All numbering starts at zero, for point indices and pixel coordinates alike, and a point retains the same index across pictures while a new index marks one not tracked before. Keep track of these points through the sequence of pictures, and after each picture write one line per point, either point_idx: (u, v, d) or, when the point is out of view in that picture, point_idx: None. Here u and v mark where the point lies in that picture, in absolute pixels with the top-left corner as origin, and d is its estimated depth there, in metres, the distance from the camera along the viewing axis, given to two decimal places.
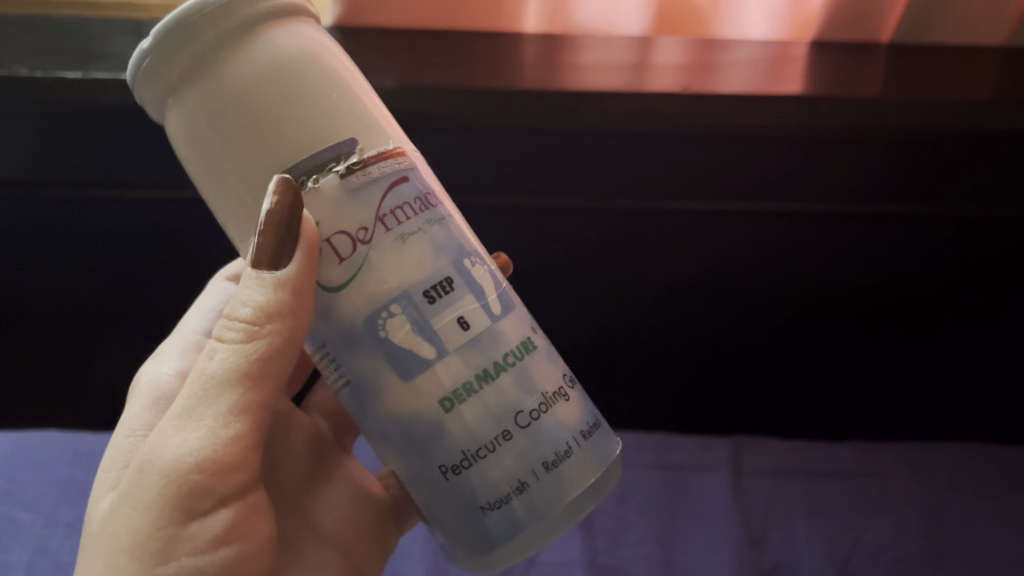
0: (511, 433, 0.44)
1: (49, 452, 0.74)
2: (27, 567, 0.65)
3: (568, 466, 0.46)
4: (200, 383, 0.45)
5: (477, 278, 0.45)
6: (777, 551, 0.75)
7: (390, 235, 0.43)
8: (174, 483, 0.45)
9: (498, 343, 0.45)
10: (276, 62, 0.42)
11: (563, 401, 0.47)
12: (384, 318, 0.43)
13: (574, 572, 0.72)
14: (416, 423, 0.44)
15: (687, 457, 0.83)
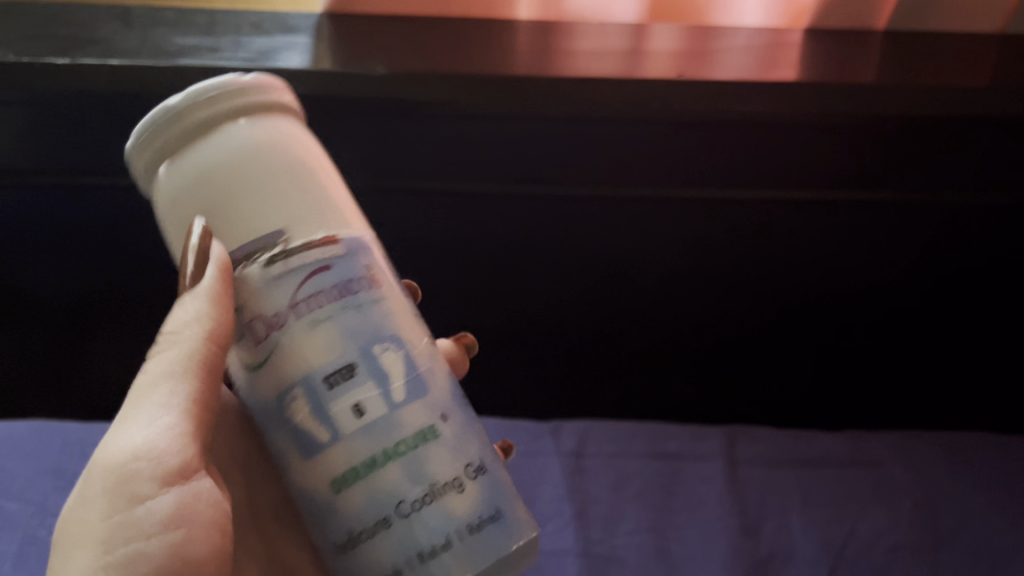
0: (392, 520, 0.42)
1: (38, 442, 0.73)
2: (15, 557, 0.65)
3: (445, 562, 0.41)
4: (148, 378, 0.47)
5: (388, 365, 0.42)
6: (772, 540, 0.75)
7: (298, 321, 0.42)
8: (115, 471, 0.43)
9: (393, 430, 0.42)
10: (233, 154, 0.41)
11: (456, 492, 0.42)
12: (290, 398, 0.42)
13: (568, 561, 0.72)
14: (315, 502, 0.43)
15: (682, 445, 0.82)
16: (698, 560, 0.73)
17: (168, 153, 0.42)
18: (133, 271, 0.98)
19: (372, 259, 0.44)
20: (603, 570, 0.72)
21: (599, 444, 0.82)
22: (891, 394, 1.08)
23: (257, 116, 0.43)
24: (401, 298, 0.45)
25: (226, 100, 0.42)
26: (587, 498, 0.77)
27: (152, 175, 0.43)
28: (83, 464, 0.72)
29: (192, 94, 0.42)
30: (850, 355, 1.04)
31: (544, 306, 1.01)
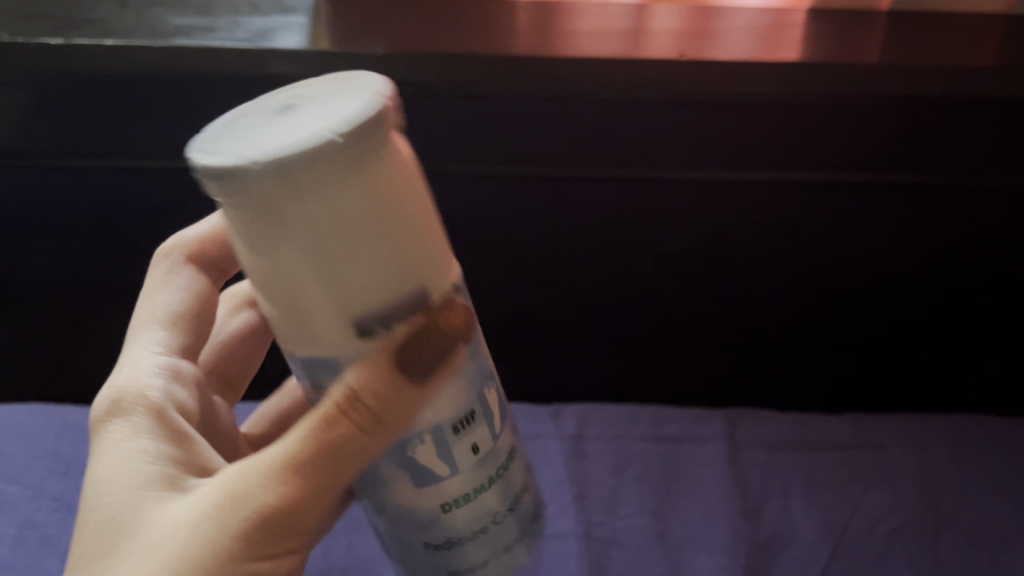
0: (486, 528, 0.44)
1: (37, 425, 0.73)
2: (12, 541, 0.64)
3: (515, 553, 0.45)
4: (300, 444, 0.41)
5: (492, 401, 0.43)
6: (773, 524, 0.74)
7: (442, 383, 0.39)
8: (252, 541, 0.41)
9: (495, 458, 0.43)
10: (384, 215, 0.33)
11: (525, 494, 0.46)
12: (414, 445, 0.40)
13: (568, 544, 0.72)
14: (412, 519, 0.42)
15: (683, 429, 0.82)
16: (701, 543, 0.73)
17: (283, 207, 0.31)
18: (130, 256, 0.98)
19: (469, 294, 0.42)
20: (603, 553, 0.71)
21: (600, 428, 0.82)
22: (891, 378, 1.07)
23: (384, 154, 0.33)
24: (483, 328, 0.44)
25: (368, 144, 0.32)
26: (588, 480, 0.77)
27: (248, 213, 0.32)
28: (81, 447, 0.72)
29: (329, 137, 0.30)
30: (849, 339, 1.04)
31: (544, 290, 1.01)
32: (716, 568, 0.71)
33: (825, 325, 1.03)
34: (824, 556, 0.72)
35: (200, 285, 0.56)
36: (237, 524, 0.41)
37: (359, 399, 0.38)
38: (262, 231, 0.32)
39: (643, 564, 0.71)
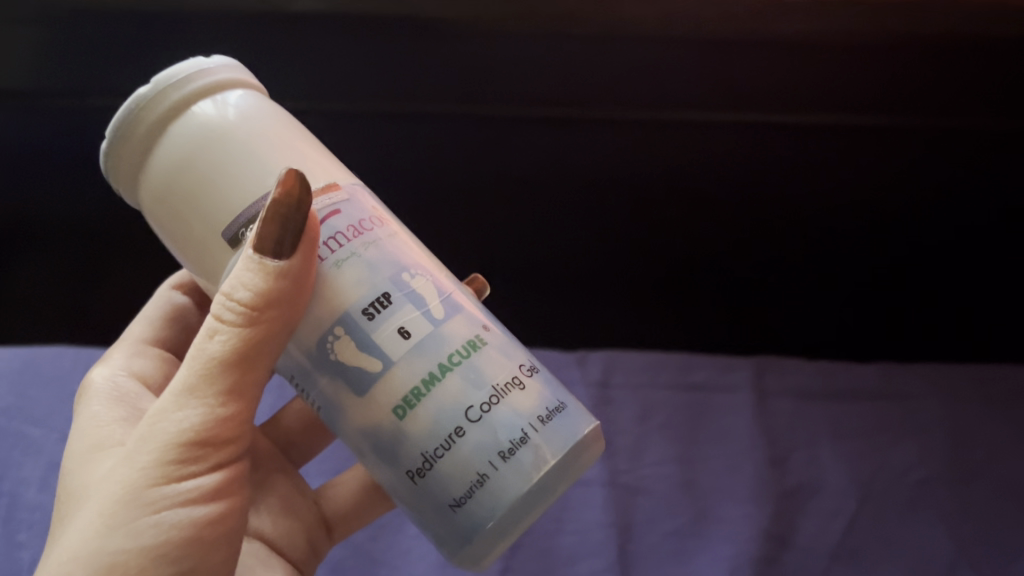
0: (464, 429, 0.41)
1: (60, 368, 0.72)
2: (39, 484, 0.65)
3: (527, 455, 0.40)
4: (198, 361, 0.42)
5: (421, 289, 0.43)
6: (800, 472, 0.74)
7: (327, 270, 0.42)
8: (168, 457, 0.42)
9: (442, 346, 0.42)
10: (207, 129, 0.42)
11: (518, 390, 0.42)
12: (332, 342, 0.42)
13: (593, 491, 0.71)
14: (379, 435, 0.42)
15: (710, 376, 0.80)
16: (727, 493, 0.72)
17: (141, 153, 0.43)
18: None
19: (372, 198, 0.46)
20: (628, 500, 0.71)
21: (627, 374, 0.79)
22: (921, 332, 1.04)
23: (208, 97, 0.43)
24: (407, 232, 0.46)
25: (179, 90, 0.42)
26: (613, 428, 0.75)
27: (137, 181, 0.44)
28: None
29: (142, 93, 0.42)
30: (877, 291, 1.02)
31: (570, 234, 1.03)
32: (742, 517, 0.70)
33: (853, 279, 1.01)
34: (852, 506, 0.72)
35: (182, 305, 0.65)
36: (157, 448, 0.42)
37: (236, 296, 0.41)
38: (150, 196, 0.43)
39: (669, 512, 0.70)
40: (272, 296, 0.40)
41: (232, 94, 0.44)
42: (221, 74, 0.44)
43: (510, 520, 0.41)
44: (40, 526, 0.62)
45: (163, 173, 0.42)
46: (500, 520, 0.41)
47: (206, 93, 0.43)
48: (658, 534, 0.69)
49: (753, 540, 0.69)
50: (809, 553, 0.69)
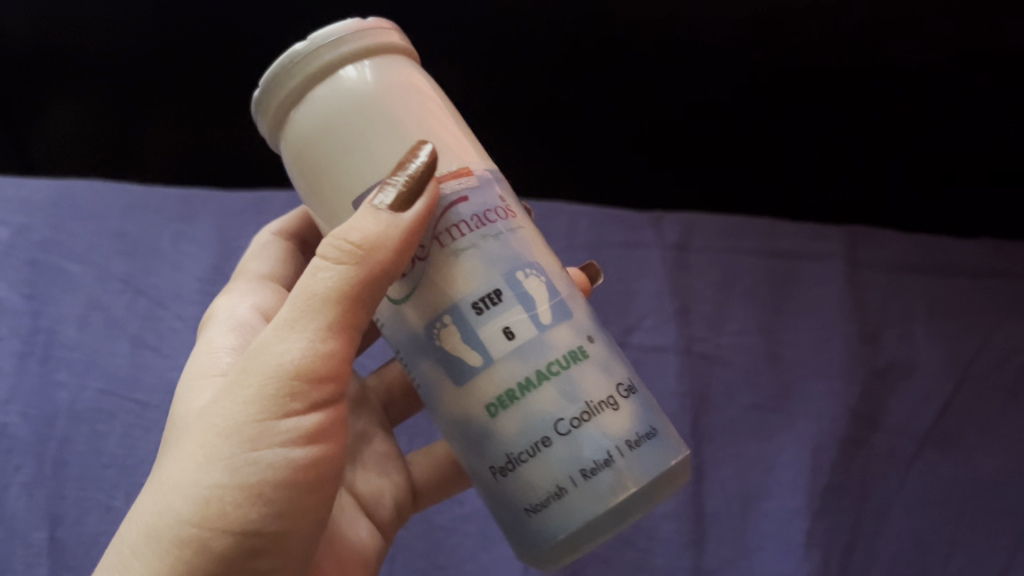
0: (550, 440, 0.35)
1: (98, 202, 0.66)
2: (78, 321, 0.61)
3: (609, 481, 0.34)
4: (302, 296, 0.36)
5: (540, 290, 0.36)
6: (893, 350, 0.67)
7: (445, 254, 0.35)
8: (269, 395, 0.35)
9: (544, 353, 0.35)
10: (349, 101, 0.35)
11: (612, 410, 0.35)
12: (436, 330, 0.36)
13: (669, 359, 0.66)
14: (465, 429, 0.36)
15: (797, 244, 0.72)
16: (813, 368, 0.66)
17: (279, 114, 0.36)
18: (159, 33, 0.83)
19: (509, 189, 0.38)
20: (705, 371, 0.65)
21: (708, 237, 0.71)
22: None
23: (360, 62, 0.36)
24: (531, 222, 0.38)
25: (336, 48, 0.35)
26: (690, 295, 0.69)
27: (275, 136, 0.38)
28: (147, 228, 0.65)
29: (294, 50, 0.35)
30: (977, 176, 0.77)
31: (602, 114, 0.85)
32: (828, 394, 0.65)
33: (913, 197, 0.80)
34: (949, 389, 0.65)
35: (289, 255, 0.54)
36: (259, 382, 0.35)
37: (347, 237, 0.34)
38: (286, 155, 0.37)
39: (749, 386, 0.65)
40: (389, 250, 0.34)
41: (386, 61, 0.37)
42: (378, 37, 0.37)
43: (583, 538, 0.35)
44: (79, 365, 0.59)
45: (297, 138, 0.36)
46: (573, 543, 0.35)
47: (360, 58, 0.36)
48: (737, 409, 0.64)
49: (839, 420, 0.64)
50: (899, 435, 0.64)
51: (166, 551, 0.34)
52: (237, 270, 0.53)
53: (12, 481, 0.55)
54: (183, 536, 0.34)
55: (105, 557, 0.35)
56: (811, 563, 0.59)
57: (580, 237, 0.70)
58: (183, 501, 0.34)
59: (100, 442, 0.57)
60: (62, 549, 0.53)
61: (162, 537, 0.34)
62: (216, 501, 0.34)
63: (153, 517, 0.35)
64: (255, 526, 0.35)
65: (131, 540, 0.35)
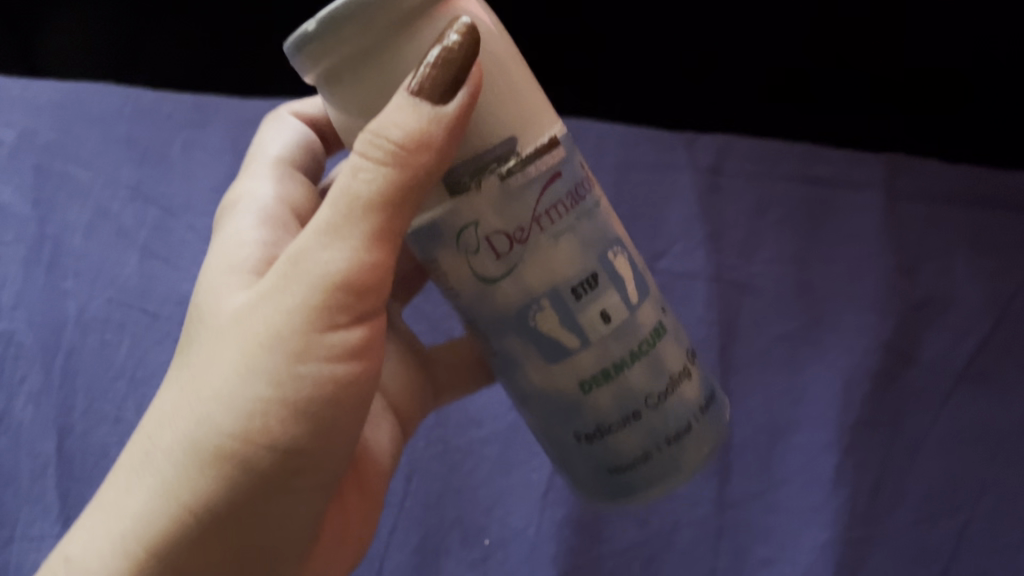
0: (641, 414, 0.38)
1: (107, 106, 0.63)
2: (86, 229, 0.59)
3: (687, 444, 0.39)
4: (344, 199, 0.34)
5: (625, 268, 0.37)
6: (931, 284, 0.63)
7: (543, 237, 0.35)
8: (311, 307, 0.34)
9: (635, 333, 0.37)
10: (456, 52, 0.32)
11: (687, 380, 0.39)
12: (533, 311, 0.36)
13: (697, 286, 0.63)
14: (555, 401, 0.38)
15: (835, 170, 0.67)
16: (847, 299, 0.63)
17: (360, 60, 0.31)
18: None
19: (577, 153, 0.37)
20: (735, 299, 0.63)
21: (742, 159, 0.67)
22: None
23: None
24: (598, 187, 0.38)
25: None
26: (722, 220, 0.65)
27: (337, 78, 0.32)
28: (157, 134, 0.62)
29: None
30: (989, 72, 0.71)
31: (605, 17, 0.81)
32: (861, 327, 0.62)
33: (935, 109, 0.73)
34: (988, 325, 0.62)
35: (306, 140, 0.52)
36: (303, 291, 0.34)
37: (388, 135, 0.32)
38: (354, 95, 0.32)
39: (779, 316, 0.63)
40: (435, 150, 0.32)
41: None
42: None
43: (657, 491, 0.40)
44: (88, 274, 0.58)
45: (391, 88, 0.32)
46: (652, 491, 0.40)
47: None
48: (766, 339, 0.62)
49: (873, 352, 0.61)
50: (935, 371, 0.61)
51: (207, 465, 0.34)
52: (253, 155, 0.51)
53: (18, 391, 0.54)
54: (222, 451, 0.34)
55: (138, 459, 0.36)
56: (839, 497, 0.57)
57: (608, 157, 0.67)
58: (224, 413, 0.34)
59: (110, 354, 0.55)
60: (71, 461, 0.53)
61: (201, 450, 0.34)
62: (259, 415, 0.34)
63: (190, 426, 0.35)
64: (295, 444, 0.35)
65: (167, 448, 0.35)
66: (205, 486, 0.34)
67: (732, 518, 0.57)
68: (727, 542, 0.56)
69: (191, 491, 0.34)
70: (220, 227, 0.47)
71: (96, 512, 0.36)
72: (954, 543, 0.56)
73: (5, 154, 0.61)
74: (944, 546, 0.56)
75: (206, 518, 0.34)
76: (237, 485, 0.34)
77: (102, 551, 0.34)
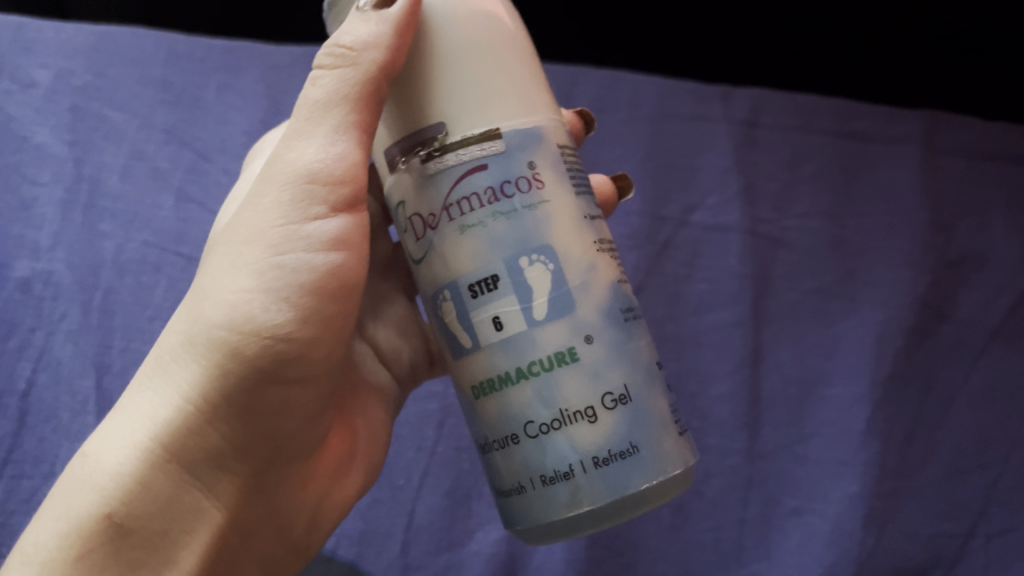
0: (520, 439, 0.36)
1: (141, 49, 0.62)
2: (122, 171, 0.59)
3: (565, 491, 0.36)
4: (307, 108, 0.38)
5: (538, 279, 0.36)
6: (966, 240, 0.62)
7: (451, 228, 0.36)
8: (287, 200, 0.37)
9: (526, 349, 0.36)
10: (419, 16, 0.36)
11: (587, 422, 0.36)
12: (439, 300, 0.37)
13: (731, 239, 0.63)
14: (463, 398, 0.39)
15: (872, 125, 0.65)
16: (881, 252, 0.62)
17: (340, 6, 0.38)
18: None
19: (541, 152, 0.36)
20: (768, 253, 0.62)
21: (778, 112, 0.65)
22: None
23: None
24: (566, 195, 0.37)
25: None
26: (757, 172, 0.64)
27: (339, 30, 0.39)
28: (191, 78, 0.62)
29: None
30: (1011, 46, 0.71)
31: None
32: (896, 282, 0.61)
33: (966, 72, 0.72)
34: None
35: None
36: (282, 186, 0.37)
37: (340, 43, 0.37)
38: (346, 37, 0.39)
39: (813, 270, 0.62)
40: (382, 48, 0.35)
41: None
42: None
43: (542, 530, 0.37)
44: (123, 216, 0.58)
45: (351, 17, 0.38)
46: (536, 525, 0.37)
47: None
48: (799, 292, 0.62)
49: (907, 307, 0.61)
50: (968, 327, 0.60)
51: (201, 355, 0.36)
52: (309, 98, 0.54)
53: (57, 328, 0.56)
54: (215, 339, 0.36)
55: (145, 369, 0.38)
56: (869, 450, 0.57)
57: (644, 108, 0.66)
58: (213, 306, 0.37)
59: (146, 295, 0.57)
60: (109, 398, 0.55)
61: (196, 341, 0.36)
62: (246, 302, 0.36)
63: (187, 324, 0.37)
64: (282, 330, 0.36)
65: (169, 348, 0.37)
66: (199, 374, 0.36)
67: (762, 470, 0.58)
68: (756, 492, 0.57)
69: (189, 381, 0.36)
70: (249, 166, 0.52)
71: (108, 420, 0.38)
72: (984, 498, 0.56)
73: (41, 96, 0.60)
74: (973, 500, 0.56)
75: (204, 406, 0.36)
76: (228, 373, 0.36)
77: (115, 451, 0.36)
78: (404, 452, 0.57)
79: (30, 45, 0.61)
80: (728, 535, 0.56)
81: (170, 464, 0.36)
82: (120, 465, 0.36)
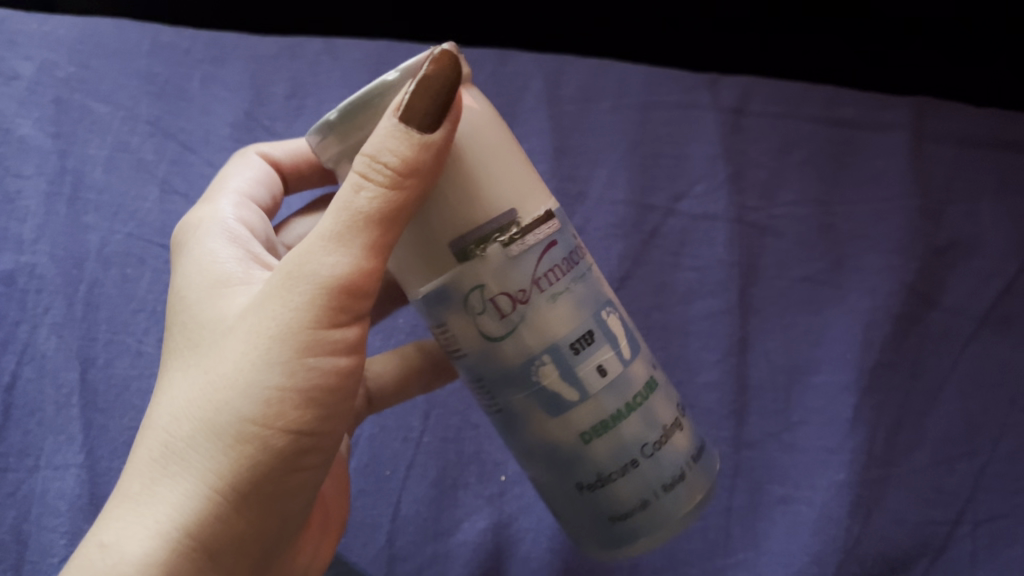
0: (638, 462, 0.40)
1: (125, 41, 0.62)
2: (107, 163, 0.59)
3: (683, 490, 0.41)
4: (344, 214, 0.35)
5: (616, 326, 0.40)
6: (956, 226, 0.62)
7: (544, 299, 0.37)
8: (321, 305, 0.36)
9: (627, 387, 0.39)
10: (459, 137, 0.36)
11: (678, 430, 0.41)
12: (536, 366, 0.37)
13: (717, 227, 0.62)
14: (558, 450, 0.39)
15: (860, 112, 0.65)
16: (870, 240, 0.62)
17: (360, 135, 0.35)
18: None
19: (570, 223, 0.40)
20: (755, 241, 0.62)
21: (767, 99, 0.66)
22: None
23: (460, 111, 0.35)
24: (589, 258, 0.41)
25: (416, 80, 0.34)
26: (744, 160, 0.64)
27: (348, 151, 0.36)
28: (177, 70, 0.62)
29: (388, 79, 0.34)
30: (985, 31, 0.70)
31: None
32: (886, 268, 0.61)
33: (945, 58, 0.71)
34: (1014, 267, 0.61)
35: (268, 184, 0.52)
36: (313, 291, 0.36)
37: (382, 163, 0.34)
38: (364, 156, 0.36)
39: (801, 258, 0.62)
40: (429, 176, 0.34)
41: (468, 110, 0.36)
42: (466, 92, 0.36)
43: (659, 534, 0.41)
44: (108, 208, 0.58)
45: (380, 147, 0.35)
46: (648, 538, 0.41)
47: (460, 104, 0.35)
48: (788, 280, 0.61)
49: (895, 294, 0.61)
50: (957, 314, 0.60)
51: (231, 449, 0.36)
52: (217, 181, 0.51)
53: (41, 322, 0.56)
54: (246, 433, 0.36)
55: (155, 453, 0.37)
56: (856, 437, 0.57)
57: (630, 96, 0.66)
58: (242, 400, 0.36)
59: (131, 287, 0.57)
60: (94, 391, 0.55)
61: (226, 433, 0.36)
62: (278, 400, 0.36)
63: (207, 414, 0.37)
64: (308, 426, 0.37)
65: (185, 435, 0.37)
66: (228, 464, 0.36)
67: (749, 458, 0.58)
68: (743, 480, 0.57)
69: (214, 471, 0.36)
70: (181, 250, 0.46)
71: (123, 506, 0.37)
72: (972, 484, 0.56)
73: (24, 88, 0.60)
74: (962, 487, 0.56)
75: (233, 496, 0.36)
76: (256, 465, 0.36)
77: (135, 540, 0.36)
78: (390, 443, 0.57)
79: (12, 38, 0.62)
80: (716, 524, 0.56)
81: (196, 552, 0.36)
82: (144, 555, 0.35)
